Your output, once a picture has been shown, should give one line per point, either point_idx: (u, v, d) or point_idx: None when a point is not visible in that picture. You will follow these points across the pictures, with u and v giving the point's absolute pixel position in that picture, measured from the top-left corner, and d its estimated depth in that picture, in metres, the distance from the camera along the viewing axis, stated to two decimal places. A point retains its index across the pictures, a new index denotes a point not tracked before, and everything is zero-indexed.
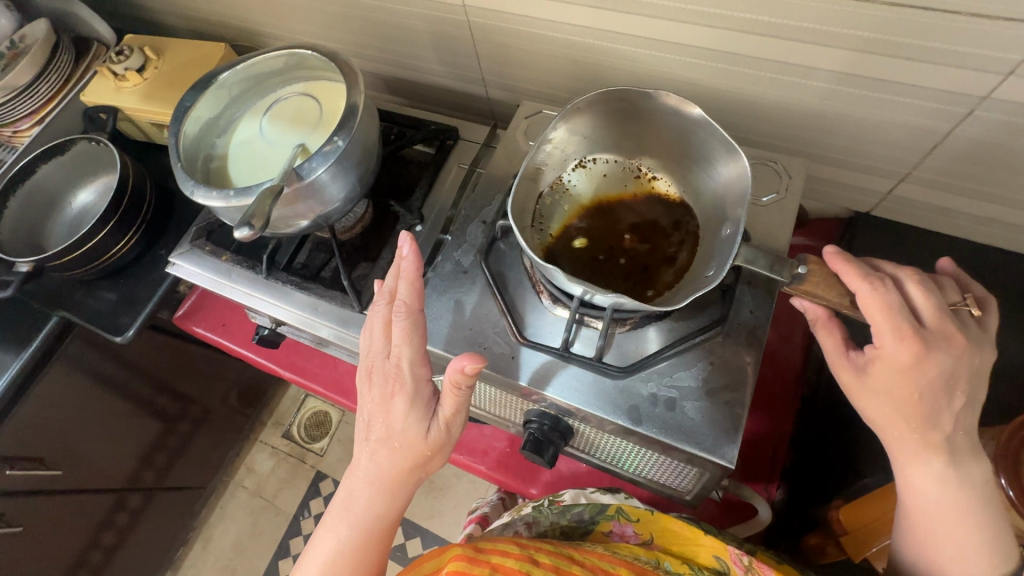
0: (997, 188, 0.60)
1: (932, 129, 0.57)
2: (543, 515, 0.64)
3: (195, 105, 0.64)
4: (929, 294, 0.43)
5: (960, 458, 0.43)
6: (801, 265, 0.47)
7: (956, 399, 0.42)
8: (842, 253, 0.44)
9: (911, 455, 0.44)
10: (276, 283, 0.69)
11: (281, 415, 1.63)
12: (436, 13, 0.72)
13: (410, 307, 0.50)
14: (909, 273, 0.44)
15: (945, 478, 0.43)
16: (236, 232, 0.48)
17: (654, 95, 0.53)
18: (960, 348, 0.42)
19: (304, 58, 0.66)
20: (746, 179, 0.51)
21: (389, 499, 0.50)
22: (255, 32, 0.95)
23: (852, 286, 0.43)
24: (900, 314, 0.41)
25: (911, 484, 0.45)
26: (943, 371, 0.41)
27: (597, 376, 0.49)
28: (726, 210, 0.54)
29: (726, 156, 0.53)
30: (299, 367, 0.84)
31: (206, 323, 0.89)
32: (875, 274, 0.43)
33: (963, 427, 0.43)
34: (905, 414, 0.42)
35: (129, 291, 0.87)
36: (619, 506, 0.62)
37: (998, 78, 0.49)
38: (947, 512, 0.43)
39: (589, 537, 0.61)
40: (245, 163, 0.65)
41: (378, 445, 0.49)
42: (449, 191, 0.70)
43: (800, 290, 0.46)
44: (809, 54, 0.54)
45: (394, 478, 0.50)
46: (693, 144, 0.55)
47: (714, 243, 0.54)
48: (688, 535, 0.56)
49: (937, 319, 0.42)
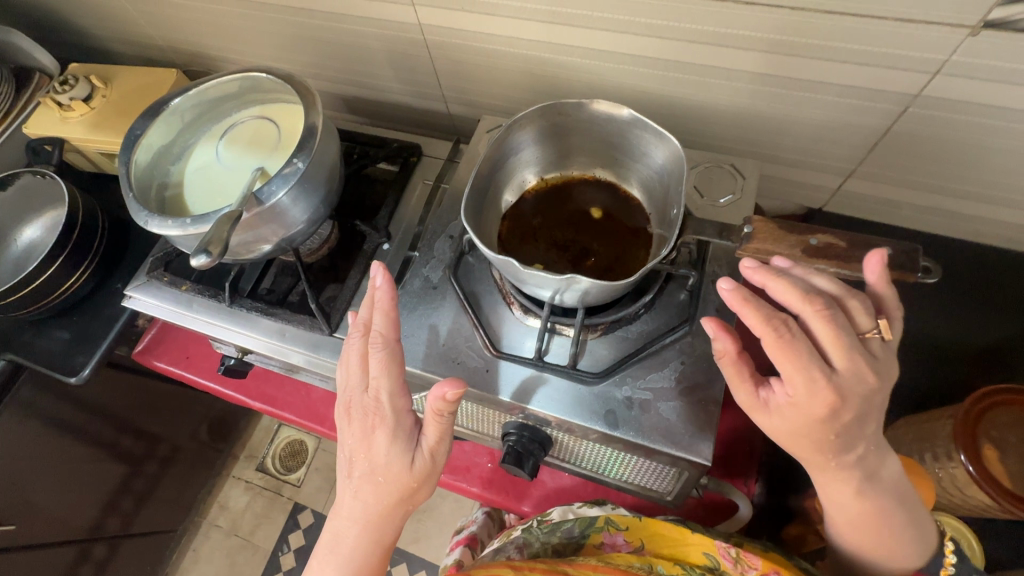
0: (936, 179, 0.63)
1: (872, 125, 0.60)
2: (533, 535, 0.63)
3: (145, 133, 0.62)
4: (838, 334, 0.40)
5: (874, 472, 0.44)
6: (747, 227, 0.50)
7: (869, 429, 0.42)
8: (740, 289, 0.40)
9: (834, 480, 0.44)
10: (240, 310, 0.67)
11: (253, 448, 1.57)
12: (392, 32, 0.73)
13: (387, 338, 0.49)
14: (818, 309, 0.40)
15: (865, 494, 0.44)
16: (193, 260, 0.47)
17: (586, 103, 0.50)
18: (871, 385, 0.40)
19: (259, 82, 0.65)
20: (681, 158, 0.47)
21: (378, 536, 0.49)
22: (208, 57, 0.94)
23: (757, 332, 0.40)
24: (805, 363, 0.39)
25: (834, 502, 0.46)
26: (856, 413, 0.40)
27: (573, 383, 0.49)
28: (669, 194, 0.51)
29: (657, 140, 0.50)
30: (270, 397, 0.81)
31: (167, 357, 0.85)
32: (777, 315, 0.40)
33: (876, 447, 0.43)
34: (822, 451, 0.42)
35: (83, 330, 0.83)
36: (607, 517, 0.61)
37: (928, 77, 0.52)
38: (870, 525, 0.46)
39: (583, 551, 0.60)
40: (202, 190, 0.63)
41: (361, 482, 0.48)
42: (415, 208, 0.70)
43: (751, 248, 0.49)
44: (747, 58, 0.57)
45: (380, 513, 0.48)
46: (631, 142, 0.53)
47: (666, 227, 0.51)
48: (677, 536, 0.57)
49: (848, 361, 0.40)
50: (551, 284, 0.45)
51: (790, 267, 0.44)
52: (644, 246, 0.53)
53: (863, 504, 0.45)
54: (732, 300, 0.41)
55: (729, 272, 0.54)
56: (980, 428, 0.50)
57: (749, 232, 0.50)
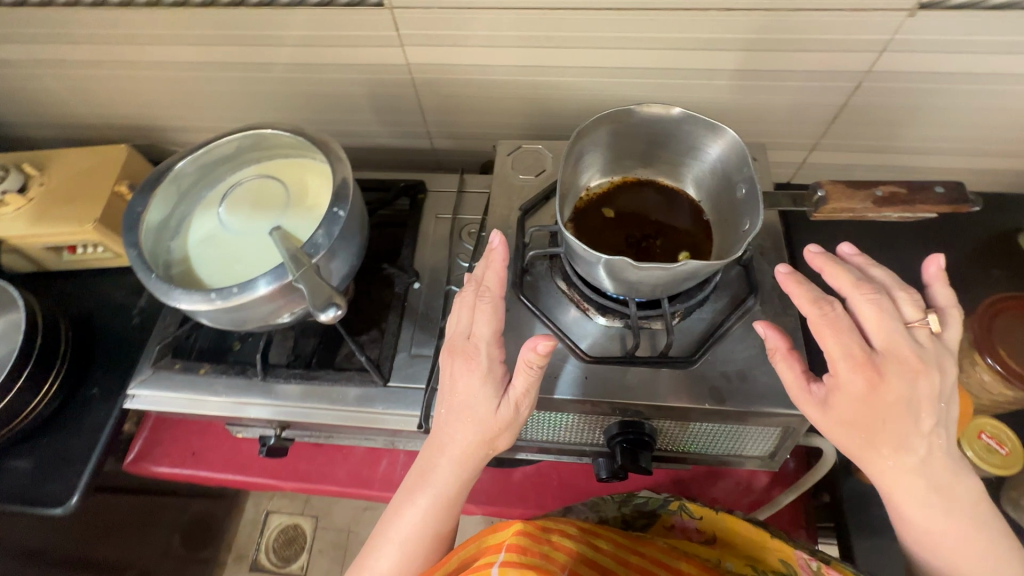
0: (884, 141, 0.74)
1: (832, 103, 0.69)
2: (606, 502, 0.62)
3: (146, 209, 0.57)
4: (881, 317, 0.45)
5: (939, 478, 0.45)
6: (818, 191, 0.57)
7: (924, 422, 0.44)
8: (794, 273, 0.47)
9: (897, 483, 0.45)
10: (275, 382, 0.62)
11: (241, 548, 1.39)
12: (377, 75, 0.72)
13: (492, 291, 0.51)
14: (863, 295, 0.46)
15: (930, 497, 0.45)
16: (324, 314, 0.49)
17: (636, 109, 0.53)
18: (917, 369, 0.43)
19: (259, 139, 0.62)
20: (739, 146, 0.51)
21: (461, 475, 0.50)
22: (154, 129, 0.87)
23: (804, 311, 0.46)
24: (846, 342, 0.44)
25: (900, 511, 0.46)
26: (903, 397, 0.43)
27: (668, 370, 0.52)
28: (729, 179, 0.54)
29: (708, 134, 0.53)
30: (303, 473, 0.75)
31: (168, 459, 0.76)
32: (824, 297, 0.46)
33: (938, 448, 0.44)
34: (876, 442, 0.44)
35: (56, 452, 0.71)
36: (682, 500, 0.61)
37: (876, 55, 0.62)
38: (938, 531, 0.45)
39: (651, 529, 0.61)
40: (216, 258, 0.58)
41: (450, 418, 0.50)
42: (437, 245, 0.70)
43: (827, 209, 0.56)
44: (723, 59, 0.65)
45: (465, 451, 0.49)
46: (668, 143, 0.57)
47: (735, 207, 0.54)
48: (756, 538, 0.56)
49: (889, 342, 0.44)
50: (639, 278, 0.47)
51: (852, 255, 0.51)
52: (703, 232, 0.56)
53: (930, 509, 0.45)
54: (784, 284, 0.48)
55: (768, 244, 0.59)
56: (994, 330, 0.57)
57: (821, 196, 0.57)
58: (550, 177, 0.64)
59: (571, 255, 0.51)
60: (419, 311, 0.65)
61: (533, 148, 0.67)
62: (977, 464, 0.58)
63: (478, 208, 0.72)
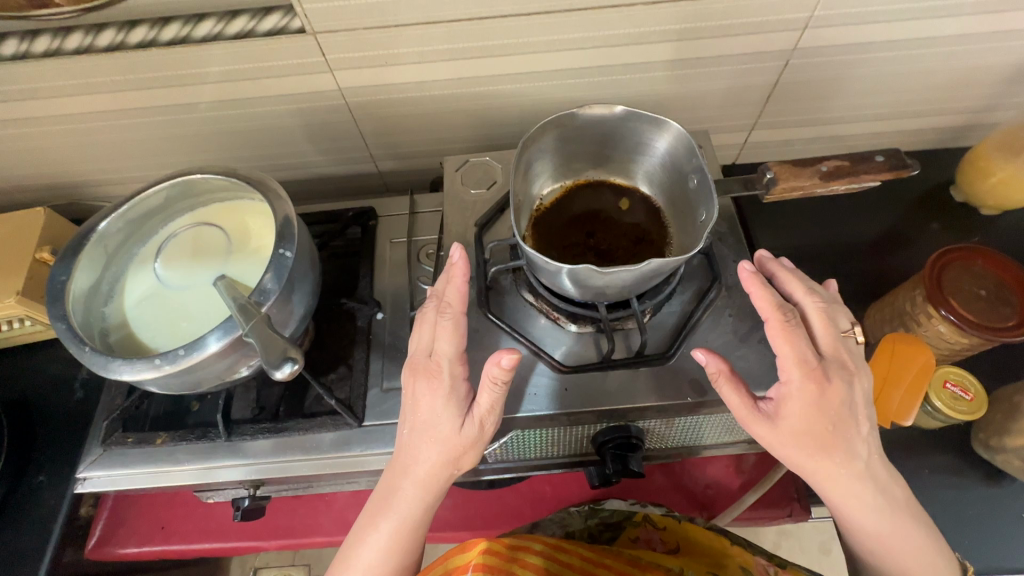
0: (817, 113, 0.77)
1: (765, 82, 0.71)
2: (573, 518, 0.66)
3: (71, 276, 0.52)
4: (828, 323, 0.47)
5: (880, 479, 0.46)
6: (767, 173, 0.58)
7: (863, 426, 0.45)
8: (758, 274, 0.47)
9: (845, 489, 0.46)
10: (241, 441, 0.58)
11: None
12: (309, 104, 0.69)
13: (453, 307, 0.49)
14: (812, 302, 0.48)
15: (873, 498, 0.46)
16: (279, 372, 0.46)
17: (578, 112, 0.52)
18: (857, 374, 0.46)
19: (188, 186, 0.58)
20: (685, 137, 0.51)
21: (427, 498, 0.49)
22: (75, 186, 0.81)
23: (766, 315, 0.46)
24: (801, 348, 0.45)
25: (848, 516, 0.47)
26: (846, 402, 0.45)
27: (646, 369, 0.51)
28: (679, 170, 0.54)
29: (653, 129, 0.53)
30: (286, 528, 0.71)
31: (136, 538, 0.70)
32: (784, 302, 0.47)
33: (877, 452, 0.46)
34: (824, 450, 0.44)
35: (5, 550, 0.65)
36: (647, 513, 0.66)
37: (799, 33, 0.63)
38: (882, 532, 0.47)
39: (617, 541, 0.63)
40: (158, 319, 0.54)
41: (413, 439, 0.48)
42: (394, 271, 0.68)
43: (778, 189, 0.57)
44: (654, 51, 0.65)
45: (429, 473, 0.48)
46: (615, 141, 0.56)
47: (688, 197, 0.54)
48: (717, 545, 0.59)
49: (833, 349, 0.46)
50: (605, 283, 0.46)
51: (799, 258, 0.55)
52: (660, 225, 0.56)
53: (874, 510, 0.46)
54: (746, 284, 0.48)
55: (725, 228, 0.60)
56: (944, 284, 0.60)
57: (771, 177, 0.58)
58: (501, 187, 0.63)
59: (536, 268, 0.50)
60: (385, 343, 0.63)
61: (477, 161, 0.65)
62: (946, 412, 0.60)
63: (432, 227, 0.71)
